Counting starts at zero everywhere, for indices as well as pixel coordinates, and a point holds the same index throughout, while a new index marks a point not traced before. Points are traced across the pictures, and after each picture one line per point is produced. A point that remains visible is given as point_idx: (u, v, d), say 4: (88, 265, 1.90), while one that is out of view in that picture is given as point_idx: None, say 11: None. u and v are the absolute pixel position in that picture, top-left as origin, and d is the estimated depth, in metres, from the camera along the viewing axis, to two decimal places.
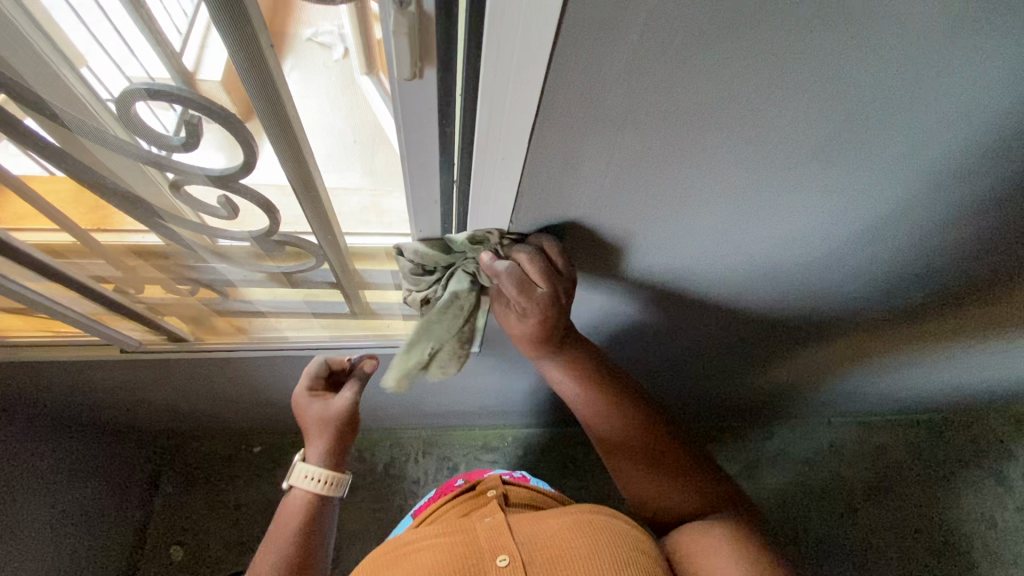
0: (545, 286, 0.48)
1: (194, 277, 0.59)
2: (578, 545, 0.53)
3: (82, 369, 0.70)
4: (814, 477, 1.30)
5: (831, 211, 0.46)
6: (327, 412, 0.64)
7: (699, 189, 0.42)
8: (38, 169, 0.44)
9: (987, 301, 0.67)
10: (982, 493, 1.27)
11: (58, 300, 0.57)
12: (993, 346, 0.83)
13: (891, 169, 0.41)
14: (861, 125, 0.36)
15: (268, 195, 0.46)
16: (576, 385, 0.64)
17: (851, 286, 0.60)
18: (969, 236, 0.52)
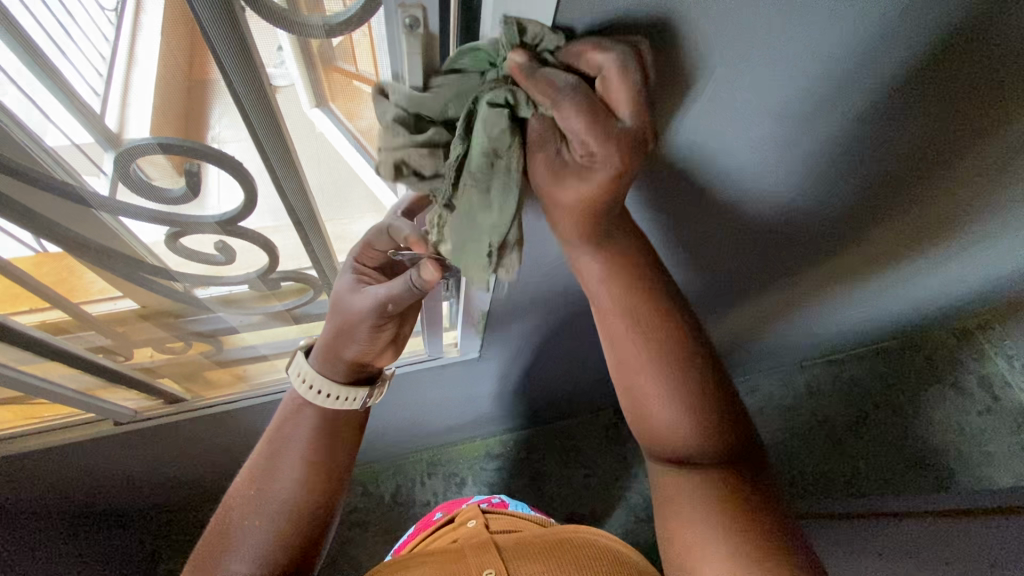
0: (626, 114, 0.33)
1: (191, 331, 0.58)
2: (560, 559, 0.58)
3: (78, 449, 0.67)
4: (796, 419, 1.40)
5: (797, 168, 0.51)
6: (351, 307, 0.51)
7: (678, 163, 0.45)
8: (23, 249, 0.42)
9: (924, 234, 0.75)
10: (947, 405, 1.39)
11: (51, 378, 0.55)
12: (930, 271, 0.92)
13: (843, 126, 0.46)
14: (819, 88, 0.41)
15: (273, 235, 0.48)
16: (618, 289, 0.47)
17: (819, 232, 0.66)
18: (912, 181, 0.58)
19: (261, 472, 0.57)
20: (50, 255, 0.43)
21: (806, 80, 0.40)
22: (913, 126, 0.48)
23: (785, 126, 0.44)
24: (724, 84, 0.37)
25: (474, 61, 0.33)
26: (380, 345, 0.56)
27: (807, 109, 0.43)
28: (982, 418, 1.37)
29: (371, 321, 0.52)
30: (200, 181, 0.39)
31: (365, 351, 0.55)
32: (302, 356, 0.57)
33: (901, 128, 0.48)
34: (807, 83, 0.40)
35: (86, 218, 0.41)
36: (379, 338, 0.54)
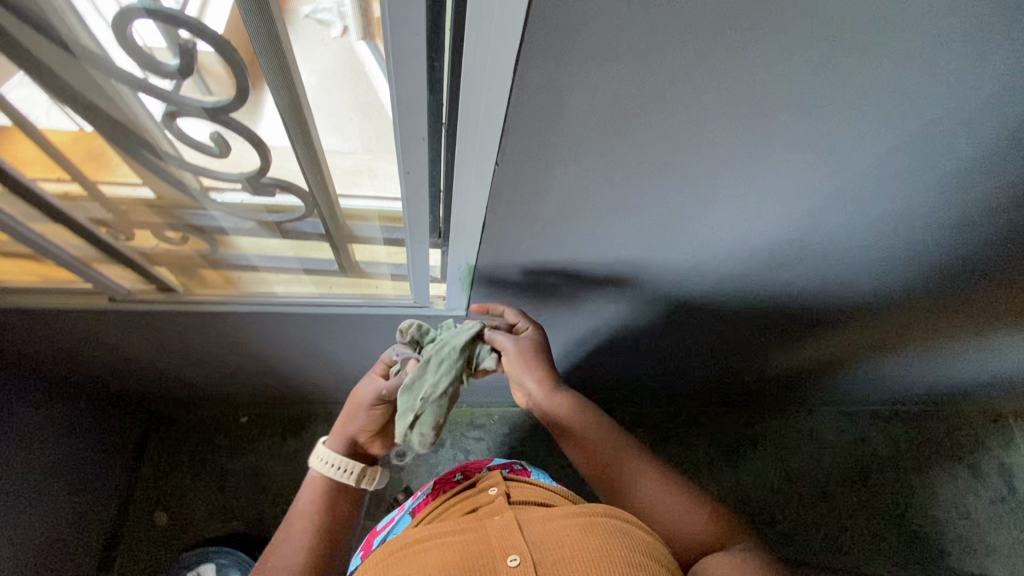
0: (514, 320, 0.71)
1: (188, 223, 0.60)
2: (588, 547, 0.50)
3: (74, 316, 0.71)
4: (789, 462, 1.34)
5: (808, 171, 0.48)
6: (359, 399, 0.71)
7: (683, 134, 0.43)
8: (56, 119, 0.46)
9: (943, 282, 0.71)
10: (959, 487, 1.30)
11: (53, 241, 0.57)
12: (948, 329, 0.88)
13: (871, 123, 0.43)
14: (839, 77, 0.38)
15: (262, 132, 0.46)
16: (572, 416, 0.69)
17: (827, 257, 0.64)
18: (931, 210, 0.56)
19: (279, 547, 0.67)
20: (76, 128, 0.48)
21: (827, 65, 0.37)
22: (936, 138, 0.46)
23: (799, 121, 0.42)
24: (736, 47, 0.35)
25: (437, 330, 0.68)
26: (375, 429, 0.72)
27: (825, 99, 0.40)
28: (994, 508, 1.28)
29: (373, 404, 0.69)
30: (192, 58, 0.40)
31: (361, 432, 0.72)
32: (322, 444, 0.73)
33: (921, 136, 0.45)
34: (836, 67, 0.37)
35: (95, 82, 0.43)
36: (377, 419, 0.71)
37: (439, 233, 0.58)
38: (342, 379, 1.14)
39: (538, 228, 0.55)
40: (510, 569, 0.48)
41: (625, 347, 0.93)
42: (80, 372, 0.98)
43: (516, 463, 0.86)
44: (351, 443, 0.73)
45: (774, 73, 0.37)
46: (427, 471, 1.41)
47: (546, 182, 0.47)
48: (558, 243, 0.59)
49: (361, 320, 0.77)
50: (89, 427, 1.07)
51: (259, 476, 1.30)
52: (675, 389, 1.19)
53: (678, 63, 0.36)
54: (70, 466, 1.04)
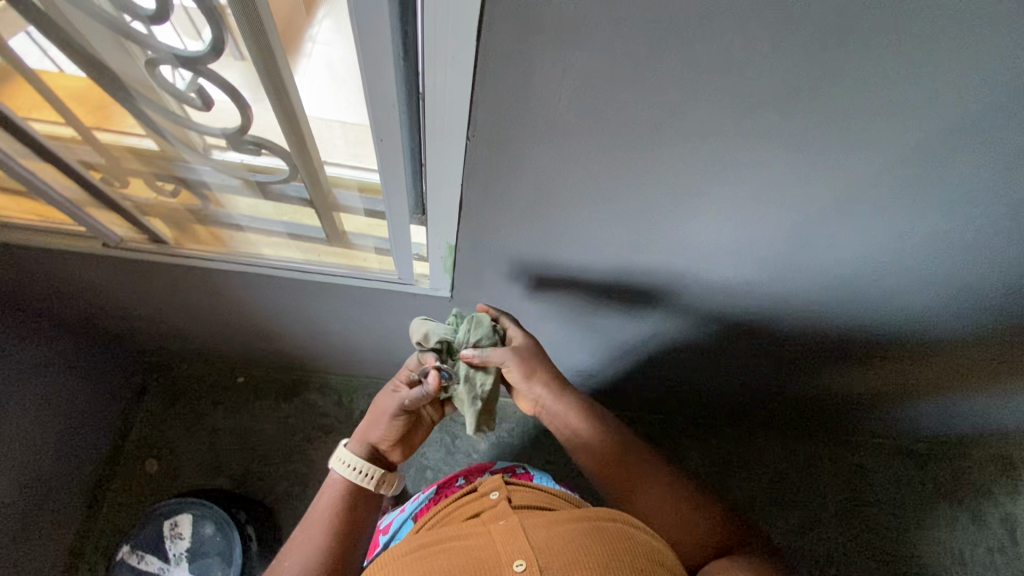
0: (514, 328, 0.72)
1: (177, 175, 0.61)
2: (593, 553, 0.50)
3: (70, 257, 0.74)
4: (780, 484, 1.29)
5: (790, 172, 0.47)
6: (388, 406, 0.70)
7: (658, 117, 0.42)
8: (49, 63, 0.48)
9: (941, 306, 0.69)
10: (956, 532, 1.25)
11: (45, 182, 0.59)
12: (948, 360, 0.85)
13: (853, 125, 0.42)
14: (817, 70, 0.37)
15: (237, 83, 0.45)
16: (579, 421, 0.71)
17: (817, 269, 0.62)
18: (926, 228, 0.54)
19: (297, 542, 0.64)
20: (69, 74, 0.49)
21: (804, 54, 0.36)
22: (927, 148, 0.44)
23: (776, 114, 0.41)
24: (707, 27, 0.34)
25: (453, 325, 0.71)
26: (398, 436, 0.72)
27: (805, 91, 0.39)
28: (990, 557, 1.23)
29: (396, 411, 0.69)
30: (170, 6, 0.40)
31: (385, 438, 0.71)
32: (341, 447, 0.72)
33: (908, 143, 0.43)
34: (813, 59, 0.36)
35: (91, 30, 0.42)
36: (397, 428, 0.71)
37: (418, 208, 0.58)
38: (334, 349, 1.16)
39: (515, 211, 0.55)
40: (516, 574, 0.48)
41: (611, 346, 0.92)
42: (84, 313, 1.02)
43: (518, 467, 0.88)
44: (372, 448, 0.72)
45: (746, 60, 0.36)
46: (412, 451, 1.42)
47: (521, 159, 0.47)
48: (534, 231, 0.58)
49: (345, 290, 0.78)
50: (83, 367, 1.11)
51: (247, 437, 1.33)
52: (664, 396, 1.18)
53: (646, 40, 0.35)
54: (65, 401, 1.08)
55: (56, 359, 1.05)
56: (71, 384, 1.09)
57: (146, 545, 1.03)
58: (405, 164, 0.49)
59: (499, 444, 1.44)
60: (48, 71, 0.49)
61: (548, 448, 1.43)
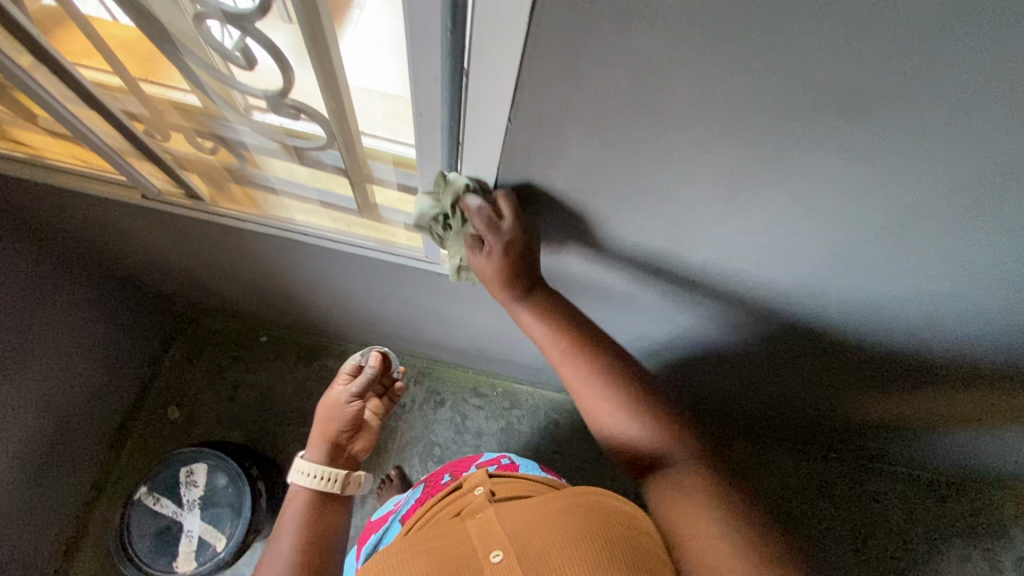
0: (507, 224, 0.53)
1: (218, 134, 0.61)
2: (570, 531, 0.49)
3: (109, 205, 0.76)
4: (791, 503, 1.31)
5: (845, 190, 0.44)
6: (338, 399, 0.77)
7: (712, 117, 0.39)
8: (102, 12, 0.49)
9: (981, 338, 0.66)
10: (966, 568, 1.27)
11: (90, 129, 0.61)
12: (981, 394, 0.82)
13: (923, 149, 0.39)
14: (893, 88, 0.34)
15: (281, 43, 0.45)
16: (550, 335, 0.62)
17: (858, 288, 0.59)
18: (981, 260, 0.51)
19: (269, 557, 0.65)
20: (117, 22, 0.50)
21: (882, 67, 0.33)
22: (1000, 181, 0.41)
23: (840, 128, 0.38)
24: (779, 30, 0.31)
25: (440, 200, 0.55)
26: (353, 428, 0.78)
27: (875, 107, 0.36)
28: None
29: (350, 400, 0.77)
30: None
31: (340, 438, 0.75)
32: (297, 459, 0.73)
33: (980, 174, 0.40)
34: (896, 72, 0.33)
35: None
36: (354, 418, 0.77)
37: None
38: (356, 318, 1.18)
39: (551, 199, 0.53)
40: (493, 566, 0.46)
41: (631, 341, 0.91)
42: (118, 259, 1.05)
43: (503, 459, 0.86)
44: (328, 453, 0.75)
45: (821, 65, 0.33)
46: (423, 425, 1.44)
47: (563, 149, 0.45)
48: (568, 220, 0.57)
49: (372, 261, 0.78)
50: (114, 310, 1.15)
51: (265, 395, 1.36)
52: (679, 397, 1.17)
53: (709, 37, 0.33)
54: (96, 342, 1.12)
55: (92, 300, 1.09)
56: (103, 327, 1.13)
57: (163, 489, 1.08)
58: (442, 143, 0.48)
59: (508, 429, 1.45)
60: (104, 19, 0.50)
61: (556, 438, 1.43)
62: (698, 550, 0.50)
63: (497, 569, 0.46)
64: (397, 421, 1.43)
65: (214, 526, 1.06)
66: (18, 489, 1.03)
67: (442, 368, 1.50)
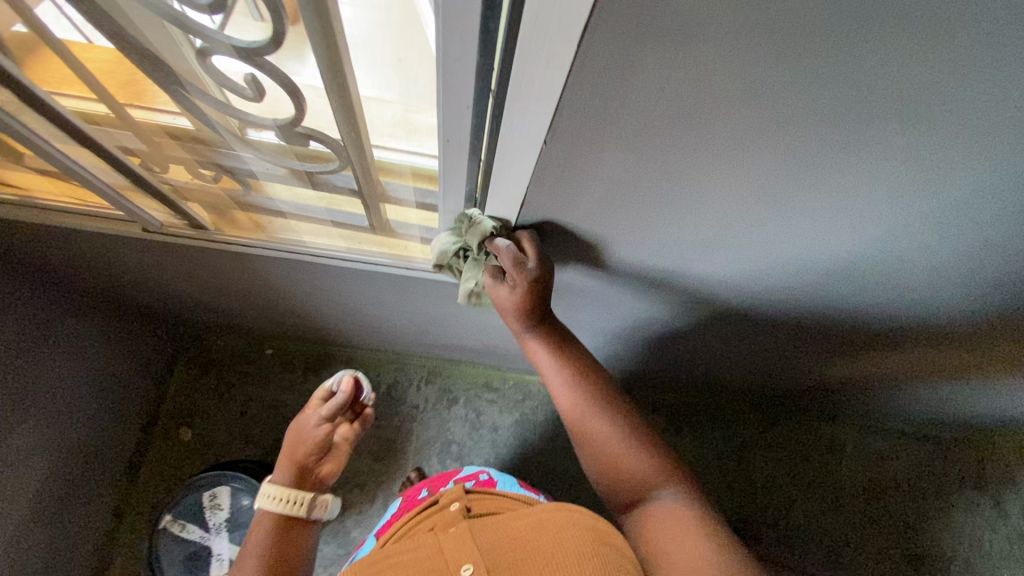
0: (533, 261, 0.56)
1: (220, 163, 0.58)
2: (541, 548, 0.49)
3: (109, 240, 0.73)
4: (803, 468, 1.35)
5: (887, 185, 0.44)
6: (307, 424, 0.77)
7: (758, 128, 0.38)
8: (75, 34, 0.45)
9: (1002, 304, 0.67)
10: (977, 517, 1.31)
11: (84, 167, 0.57)
12: (994, 352, 0.84)
13: (970, 143, 0.38)
14: (946, 92, 0.33)
15: (295, 75, 0.42)
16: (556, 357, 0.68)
17: (887, 270, 0.59)
18: (1014, 234, 0.51)
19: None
20: (91, 44, 0.46)
21: (940, 73, 0.32)
22: None
23: (889, 130, 0.37)
24: (837, 43, 0.30)
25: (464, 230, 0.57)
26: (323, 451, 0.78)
27: (927, 110, 0.35)
28: (1009, 543, 1.28)
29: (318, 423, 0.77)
30: None
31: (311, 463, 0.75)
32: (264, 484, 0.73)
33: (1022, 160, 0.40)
34: (959, 73, 0.32)
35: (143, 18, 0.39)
36: (324, 442, 0.77)
37: (475, 204, 0.55)
38: (366, 326, 1.17)
39: (579, 211, 0.52)
40: None
41: (650, 330, 0.91)
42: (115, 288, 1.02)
43: (482, 474, 0.88)
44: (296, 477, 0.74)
45: (883, 72, 0.32)
46: (438, 424, 1.44)
47: (598, 165, 0.44)
48: (596, 229, 0.56)
49: (387, 277, 0.76)
50: (116, 339, 1.12)
51: (277, 407, 1.34)
52: (694, 375, 1.18)
53: (764, 54, 0.31)
54: (101, 373, 1.10)
55: (92, 332, 1.05)
56: (106, 358, 1.10)
57: (187, 515, 1.07)
58: (468, 164, 0.46)
59: (523, 420, 1.45)
60: (82, 43, 0.45)
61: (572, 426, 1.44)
62: (678, 560, 0.51)
63: None
64: (412, 423, 1.43)
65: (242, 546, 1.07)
66: (36, 528, 1.01)
67: (452, 366, 1.49)
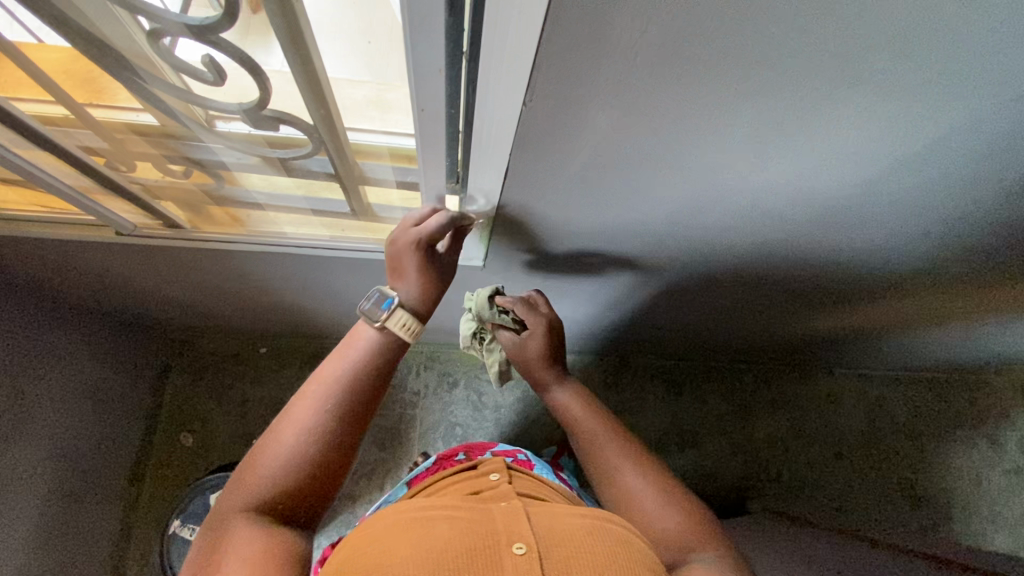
0: (544, 312, 0.80)
1: (188, 156, 0.56)
2: (594, 551, 0.48)
3: (83, 246, 0.71)
4: (803, 422, 1.37)
5: (876, 131, 0.42)
6: (449, 268, 0.67)
7: (745, 78, 0.36)
8: (28, 35, 0.41)
9: (995, 246, 0.67)
10: (975, 456, 1.34)
11: (46, 171, 0.55)
12: (987, 295, 0.84)
13: (968, 75, 0.37)
14: (937, 26, 0.32)
15: (254, 54, 0.40)
16: (579, 405, 0.80)
17: (878, 217, 0.59)
18: (1006, 173, 0.50)
19: (302, 401, 0.62)
20: (42, 44, 0.42)
21: (927, 8, 0.31)
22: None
23: (877, 75, 0.36)
24: None
25: (486, 307, 0.79)
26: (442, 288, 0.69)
27: (914, 50, 0.34)
28: (1006, 478, 1.32)
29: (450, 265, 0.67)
30: None
31: (426, 298, 0.66)
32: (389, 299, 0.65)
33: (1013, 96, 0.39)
34: (950, 7, 0.31)
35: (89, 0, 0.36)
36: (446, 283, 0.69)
37: (458, 179, 0.53)
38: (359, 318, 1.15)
39: (564, 178, 0.50)
40: (513, 557, 0.45)
41: (644, 296, 0.90)
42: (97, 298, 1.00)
43: (519, 453, 0.91)
44: (421, 308, 0.67)
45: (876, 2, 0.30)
46: (440, 408, 1.44)
47: (581, 130, 0.42)
48: (581, 196, 0.54)
49: (375, 263, 0.74)
50: (105, 349, 1.09)
51: (278, 404, 1.33)
52: (692, 338, 1.18)
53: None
54: (94, 385, 1.07)
55: (80, 344, 1.03)
56: (98, 370, 1.08)
57: (196, 519, 1.06)
58: (446, 136, 0.45)
59: (525, 398, 1.45)
60: (37, 43, 0.42)
61: None
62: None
63: (516, 561, 0.45)
64: (414, 409, 1.43)
65: None
66: (46, 543, 1.00)
67: (450, 349, 1.48)
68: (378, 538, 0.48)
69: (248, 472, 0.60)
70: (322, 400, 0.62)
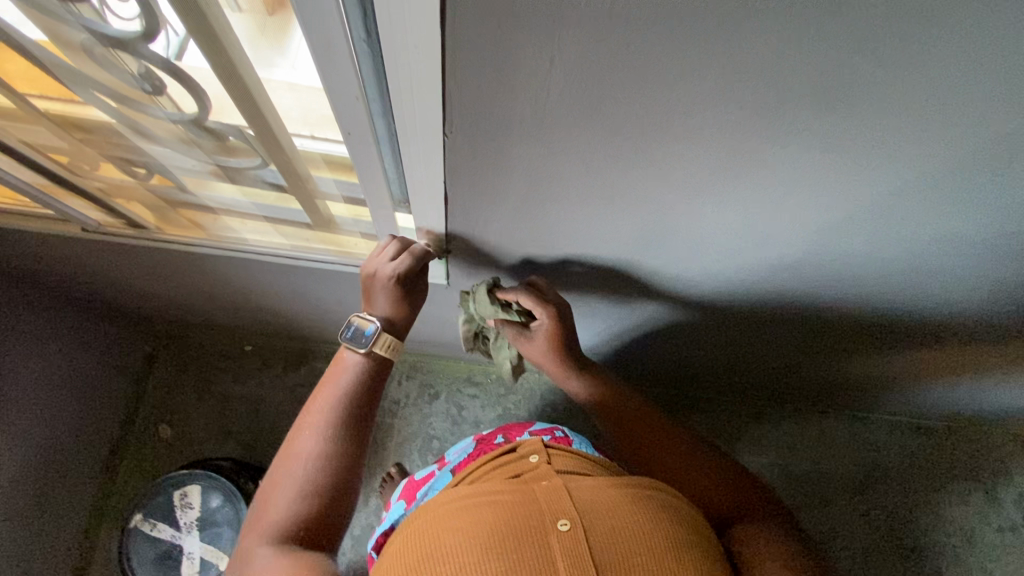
0: (549, 299, 0.70)
1: (142, 161, 0.56)
2: (637, 521, 0.46)
3: (50, 240, 0.72)
4: (792, 464, 1.32)
5: (817, 165, 0.41)
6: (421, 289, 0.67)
7: (665, 105, 0.36)
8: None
9: (976, 295, 0.64)
10: (968, 507, 1.29)
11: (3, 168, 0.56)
12: (976, 347, 0.81)
13: (896, 114, 0.36)
14: (842, 64, 0.32)
15: (185, 66, 0.40)
16: (600, 392, 0.81)
17: (843, 259, 0.57)
18: (968, 220, 0.48)
19: (299, 434, 0.63)
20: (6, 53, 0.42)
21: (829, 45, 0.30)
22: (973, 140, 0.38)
23: (798, 107, 0.35)
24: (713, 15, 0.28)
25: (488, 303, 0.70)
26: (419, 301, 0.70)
27: (826, 84, 0.33)
28: (1000, 534, 1.26)
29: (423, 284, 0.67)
30: None
31: (405, 317, 0.68)
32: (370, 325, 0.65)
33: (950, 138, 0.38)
34: (849, 46, 0.30)
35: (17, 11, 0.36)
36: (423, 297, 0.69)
37: (404, 195, 0.53)
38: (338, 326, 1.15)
39: (509, 204, 0.50)
40: (560, 534, 0.44)
41: (618, 323, 0.89)
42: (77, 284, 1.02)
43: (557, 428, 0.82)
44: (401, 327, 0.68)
45: (774, 44, 0.30)
46: (419, 419, 1.43)
47: (513, 153, 0.42)
48: (530, 221, 0.53)
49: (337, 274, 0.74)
50: (85, 338, 1.11)
51: (256, 404, 1.33)
52: (674, 369, 1.16)
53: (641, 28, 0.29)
54: (71, 372, 1.09)
55: (59, 328, 1.05)
56: (77, 357, 1.10)
57: (158, 514, 1.06)
58: (379, 155, 0.44)
59: (506, 415, 1.43)
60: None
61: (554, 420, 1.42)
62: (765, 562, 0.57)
63: (564, 538, 0.43)
64: (393, 418, 1.42)
65: (213, 545, 1.06)
66: (13, 528, 1.01)
67: (433, 360, 1.47)
68: (415, 538, 0.46)
69: (262, 510, 0.58)
70: (321, 425, 0.62)
